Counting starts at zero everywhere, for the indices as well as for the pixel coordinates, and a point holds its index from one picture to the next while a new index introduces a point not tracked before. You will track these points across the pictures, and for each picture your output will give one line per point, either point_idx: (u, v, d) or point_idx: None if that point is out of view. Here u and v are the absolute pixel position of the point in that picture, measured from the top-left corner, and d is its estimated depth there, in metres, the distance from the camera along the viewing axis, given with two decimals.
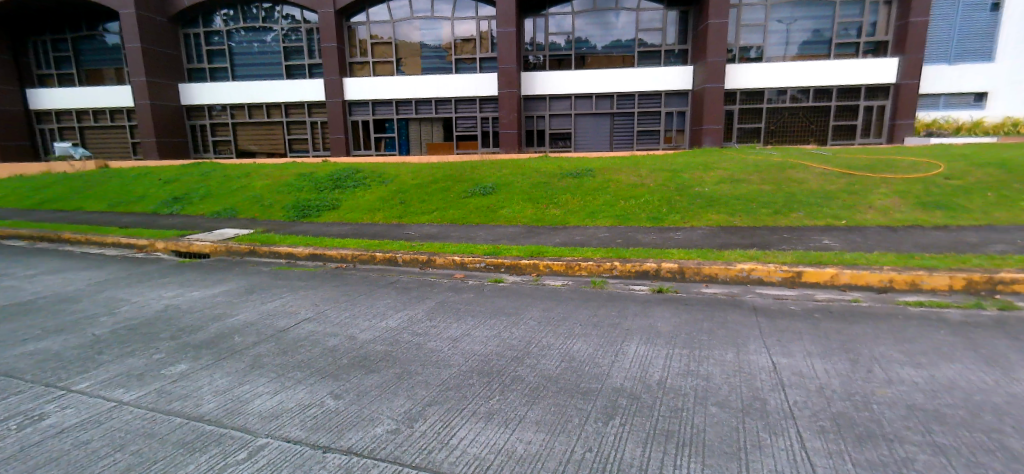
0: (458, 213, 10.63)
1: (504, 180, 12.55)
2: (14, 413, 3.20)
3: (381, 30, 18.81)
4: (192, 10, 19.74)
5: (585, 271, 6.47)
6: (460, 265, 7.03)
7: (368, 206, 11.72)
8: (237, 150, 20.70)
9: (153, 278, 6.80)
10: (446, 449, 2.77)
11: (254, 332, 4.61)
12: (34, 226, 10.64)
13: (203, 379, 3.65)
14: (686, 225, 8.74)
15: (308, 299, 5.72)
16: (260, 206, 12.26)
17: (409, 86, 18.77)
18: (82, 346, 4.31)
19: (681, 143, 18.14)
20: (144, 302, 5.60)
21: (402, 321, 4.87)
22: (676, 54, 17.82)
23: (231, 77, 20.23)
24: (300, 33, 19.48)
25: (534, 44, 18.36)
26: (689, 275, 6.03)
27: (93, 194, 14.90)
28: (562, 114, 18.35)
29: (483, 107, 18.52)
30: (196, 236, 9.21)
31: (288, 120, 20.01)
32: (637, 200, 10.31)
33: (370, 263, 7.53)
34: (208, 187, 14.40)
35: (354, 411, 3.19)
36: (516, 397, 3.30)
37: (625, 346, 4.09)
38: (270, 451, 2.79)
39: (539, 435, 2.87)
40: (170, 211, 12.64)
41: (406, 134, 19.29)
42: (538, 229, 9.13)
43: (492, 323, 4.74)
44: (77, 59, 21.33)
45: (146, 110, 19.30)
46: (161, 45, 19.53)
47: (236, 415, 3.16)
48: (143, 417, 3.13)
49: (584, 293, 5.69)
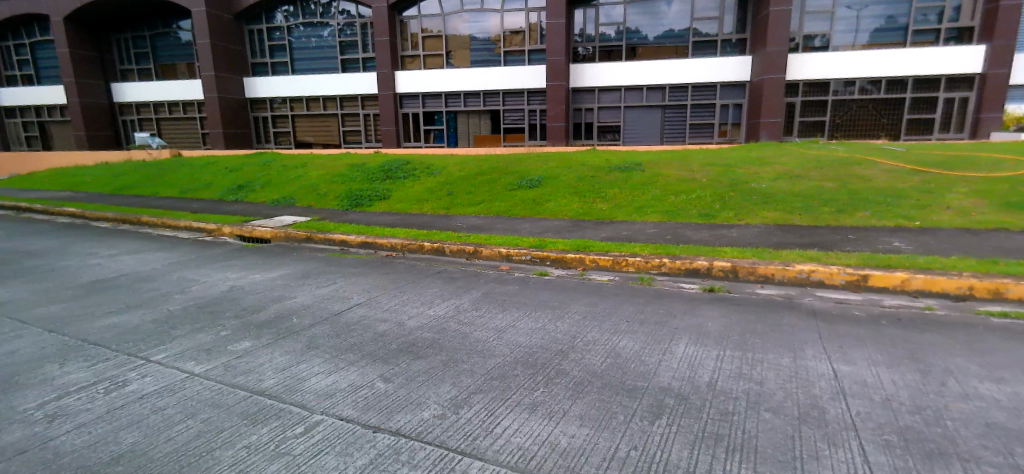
0: (504, 205, 10.69)
1: (551, 173, 12.52)
2: (101, 379, 3.49)
3: (432, 24, 19.05)
4: (255, 7, 20.64)
5: (632, 266, 6.35)
6: (505, 257, 7.09)
7: (417, 196, 11.98)
8: (295, 142, 21.61)
9: (220, 260, 7.23)
10: (490, 437, 2.82)
11: (311, 314, 4.84)
12: (116, 210, 11.48)
13: (264, 357, 3.85)
14: (740, 223, 8.43)
15: (359, 285, 5.93)
16: (315, 195, 12.78)
17: (458, 78, 18.98)
18: (155, 321, 4.63)
19: (736, 137, 17.46)
20: (212, 283, 5.96)
21: (449, 310, 4.97)
22: (734, 44, 17.09)
23: (291, 71, 21.12)
24: (354, 27, 20.03)
25: (583, 35, 18.04)
26: (743, 274, 5.83)
27: (166, 181, 15.98)
28: (611, 107, 18.04)
29: (530, 100, 18.50)
30: (258, 223, 9.70)
31: (342, 113, 20.68)
32: (688, 195, 10.02)
33: (418, 252, 7.70)
34: (268, 177, 15.09)
35: (403, 394, 3.29)
36: (560, 391, 3.31)
37: (672, 344, 4.01)
38: (325, 427, 2.93)
39: (583, 429, 2.87)
40: (235, 198, 13.37)
41: (455, 127, 19.58)
42: (583, 223, 9.06)
43: (537, 316, 4.75)
44: (154, 55, 22.80)
45: (213, 103, 20.43)
46: (228, 41, 20.58)
47: (294, 392, 3.33)
48: (211, 388, 3.35)
49: (631, 289, 5.62)
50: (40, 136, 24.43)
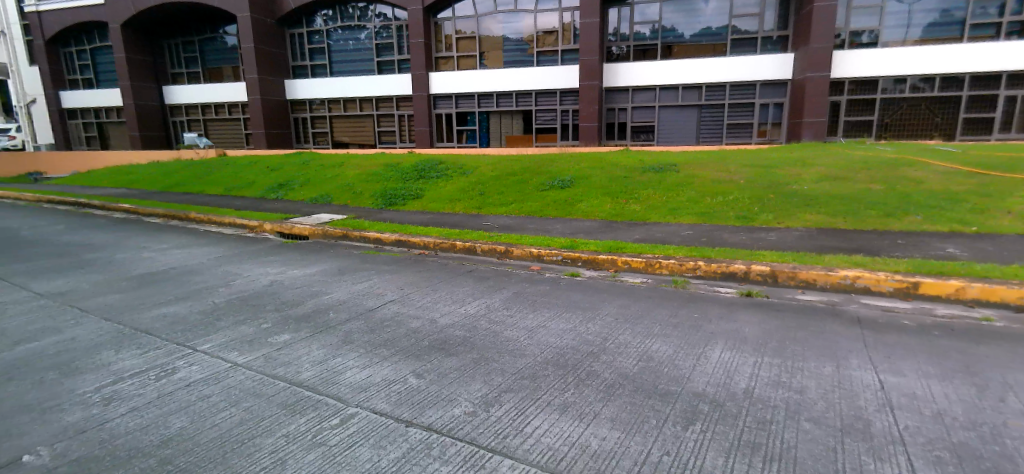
0: (536, 205, 10.68)
1: (584, 173, 12.44)
2: (152, 366, 3.66)
3: (466, 25, 19.20)
4: (296, 12, 21.28)
5: (666, 269, 6.24)
6: (537, 257, 7.08)
7: (450, 196, 12.10)
8: (332, 142, 22.18)
9: (261, 256, 7.49)
10: (521, 437, 2.83)
11: (347, 309, 4.96)
12: (167, 207, 12.02)
13: (303, 350, 3.96)
14: (780, 226, 8.17)
15: (393, 282, 6.04)
16: (351, 194, 13.07)
17: (492, 79, 19.08)
18: (202, 312, 4.84)
19: (776, 137, 16.99)
20: (254, 277, 6.19)
21: (480, 308, 5.01)
22: (774, 41, 16.62)
23: (329, 73, 21.67)
24: (390, 30, 20.40)
25: (617, 35, 17.86)
26: (782, 279, 5.65)
27: (212, 179, 16.64)
28: (645, 106, 17.79)
29: (563, 100, 18.44)
30: (297, 220, 9.99)
31: (378, 113, 21.09)
32: (724, 197, 9.79)
33: (450, 251, 7.78)
34: (307, 176, 15.52)
35: (435, 390, 3.34)
36: (591, 392, 3.28)
37: (707, 350, 3.93)
38: (359, 419, 2.99)
39: (614, 432, 2.84)
40: (276, 196, 13.83)
41: (487, 127, 19.70)
42: (616, 224, 8.98)
43: (568, 317, 4.73)
44: (202, 59, 23.80)
45: (256, 104, 21.15)
46: (271, 45, 21.28)
47: (330, 385, 3.41)
48: (253, 378, 3.47)
49: (664, 292, 5.53)
50: (98, 136, 25.83)
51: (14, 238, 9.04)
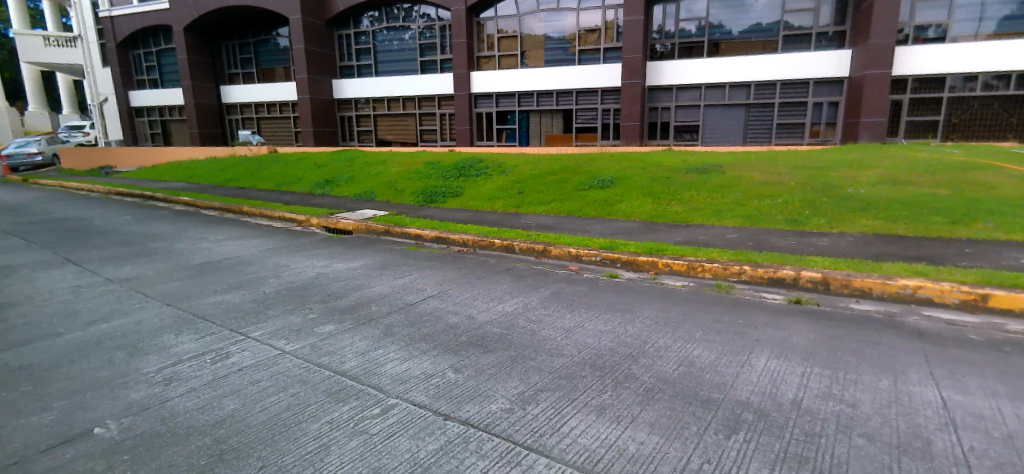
0: (576, 205, 10.62)
1: (625, 173, 12.27)
2: (207, 350, 3.86)
3: (508, 24, 19.26)
4: (344, 13, 21.89)
5: (709, 273, 6.09)
6: (575, 257, 7.03)
7: (489, 194, 12.19)
8: (376, 140, 22.73)
9: (308, 249, 7.77)
10: (557, 436, 2.82)
11: (388, 303, 5.08)
12: (222, 200, 12.62)
13: (346, 341, 4.08)
14: (833, 231, 7.82)
15: (432, 278, 6.14)
16: (393, 191, 13.36)
17: (533, 78, 19.06)
18: (254, 301, 5.07)
19: (830, 138, 16.26)
20: (301, 269, 6.42)
21: (517, 307, 5.02)
22: (830, 37, 15.89)
23: (374, 73, 22.19)
24: (434, 30, 20.69)
25: (661, 32, 17.48)
26: (835, 287, 5.41)
27: (263, 175, 17.35)
28: (690, 106, 17.35)
29: (604, 99, 18.22)
30: (342, 215, 10.29)
31: (420, 112, 21.45)
32: (772, 200, 9.44)
33: (489, 249, 7.83)
34: (352, 172, 15.96)
35: (472, 385, 3.37)
36: (629, 395, 3.24)
37: (751, 357, 3.80)
38: (399, 410, 3.06)
39: (652, 437, 2.80)
40: (322, 192, 14.29)
41: (527, 126, 19.73)
42: (657, 225, 8.82)
43: (607, 318, 4.69)
44: (256, 60, 24.84)
45: (305, 103, 21.91)
46: (320, 46, 21.99)
47: (372, 375, 3.50)
48: (300, 366, 3.60)
49: (707, 296, 5.39)
50: (162, 134, 27.40)
51: (86, 227, 9.71)
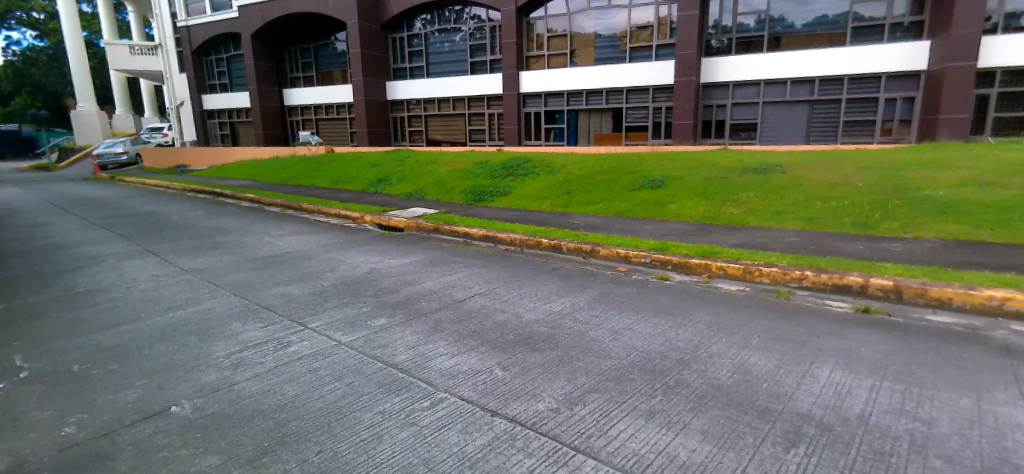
0: (625, 205, 10.44)
1: (677, 173, 11.96)
2: (270, 339, 4.06)
3: (558, 23, 19.17)
4: (398, 17, 22.48)
5: (767, 277, 5.83)
6: (624, 259, 6.90)
7: (537, 193, 12.17)
8: (427, 140, 23.20)
9: (361, 245, 8.02)
10: (605, 439, 2.78)
11: (437, 299, 5.18)
12: (283, 198, 13.25)
13: (398, 334, 4.19)
14: (907, 236, 7.32)
15: (480, 275, 6.20)
16: (443, 190, 13.59)
17: (582, 77, 18.88)
18: (311, 293, 5.29)
19: (905, 136, 15.21)
20: (356, 264, 6.65)
21: (565, 307, 4.99)
22: (905, 27, 14.86)
23: (426, 75, 22.67)
24: (484, 31, 20.88)
25: (718, 27, 16.85)
26: (909, 296, 5.05)
27: (320, 174, 18.06)
28: (748, 103, 16.70)
29: (656, 97, 17.81)
30: (394, 213, 10.56)
31: (469, 112, 21.72)
32: (838, 202, 8.93)
33: (536, 248, 7.82)
34: (403, 172, 16.35)
35: (520, 383, 3.38)
36: (681, 401, 3.15)
37: (813, 368, 3.61)
38: (448, 404, 3.11)
39: (705, 445, 2.71)
40: (375, 190, 14.74)
41: (575, 125, 19.59)
42: (712, 227, 8.53)
43: (657, 321, 4.59)
44: (315, 64, 25.93)
45: (361, 105, 22.66)
46: (375, 49, 22.68)
47: (422, 369, 3.58)
48: (354, 357, 3.73)
49: (764, 302, 5.16)
50: (230, 134, 29.09)
51: (163, 221, 10.44)
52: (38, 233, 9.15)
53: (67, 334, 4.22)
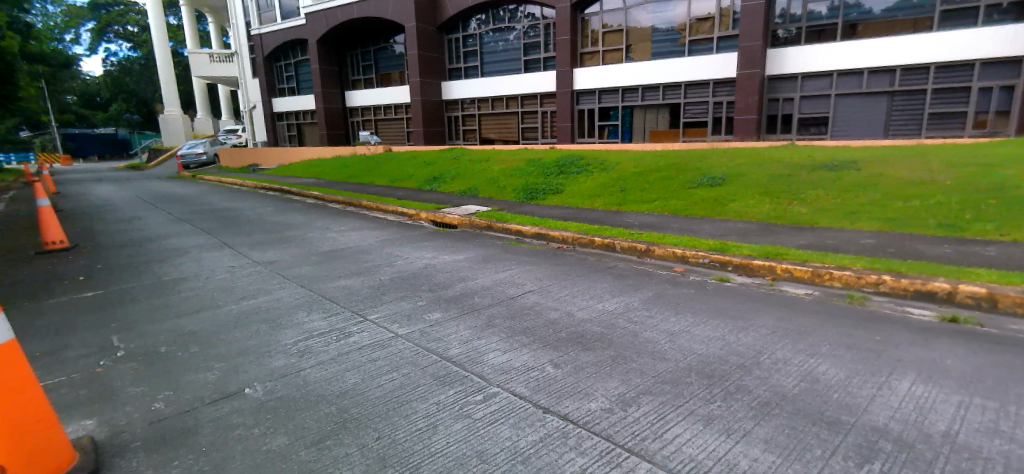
0: (682, 203, 10.13)
1: (740, 171, 11.47)
2: (333, 329, 4.25)
3: (614, 18, 18.84)
4: (454, 18, 22.85)
5: (838, 281, 5.49)
6: (680, 259, 6.71)
7: (591, 191, 12.04)
8: (480, 138, 23.47)
9: (417, 241, 8.23)
10: (660, 442, 2.72)
11: (490, 295, 5.23)
12: (344, 195, 13.81)
13: (452, 329, 4.26)
14: (1003, 239, 6.67)
15: (532, 273, 6.21)
16: (496, 188, 13.70)
17: (638, 72, 18.49)
18: (371, 287, 5.49)
19: (1002, 129, 13.80)
20: (411, 260, 6.82)
21: (619, 306, 4.90)
22: (1005, 9, 13.44)
23: (480, 74, 22.93)
24: (538, 29, 20.82)
25: (786, 16, 16.05)
26: (1005, 305, 4.61)
27: (379, 172, 18.68)
28: (818, 96, 15.80)
29: (716, 91, 17.16)
30: (448, 210, 10.75)
31: (523, 111, 21.79)
32: (921, 201, 8.28)
33: (589, 246, 7.74)
34: (457, 170, 16.63)
35: (572, 382, 3.36)
36: (741, 408, 3.02)
37: (891, 380, 3.37)
38: (500, 399, 3.14)
39: (768, 455, 2.59)
40: (431, 188, 15.08)
41: (630, 122, 19.22)
42: (776, 227, 8.13)
43: (716, 323, 4.43)
44: (375, 67, 26.83)
45: (417, 105, 23.24)
46: (431, 50, 23.17)
47: (476, 363, 3.63)
48: (411, 349, 3.83)
49: (835, 308, 4.85)
50: (296, 135, 30.64)
51: (236, 217, 11.15)
52: (131, 226, 10.02)
53: (155, 318, 4.59)
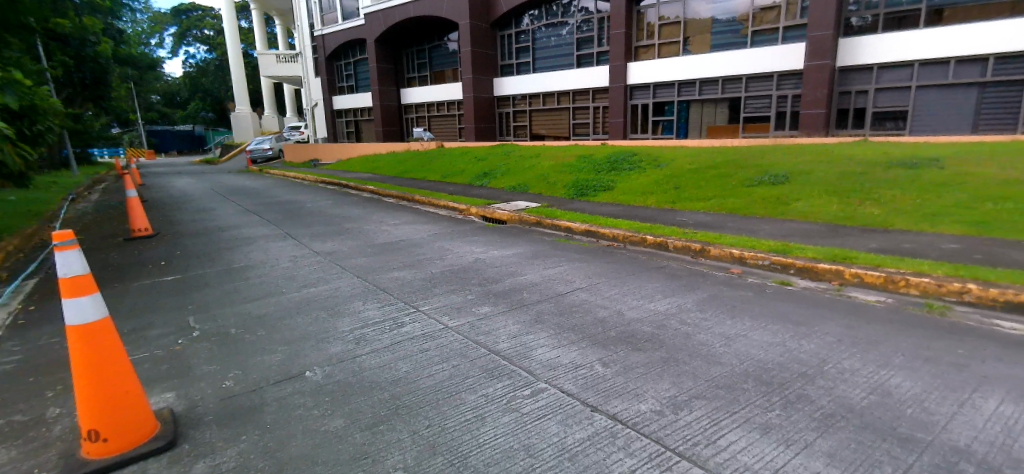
0: (741, 202, 9.73)
1: (805, 168, 10.88)
2: (387, 319, 4.37)
3: (671, 10, 18.27)
4: (507, 14, 22.90)
5: (915, 288, 5.11)
6: (738, 259, 6.45)
7: (643, 188, 11.77)
8: (531, 134, 23.46)
9: (467, 236, 8.33)
10: (713, 448, 2.62)
11: (538, 291, 5.22)
12: (398, 189, 14.17)
13: (501, 323, 4.28)
14: None
15: (582, 270, 6.15)
16: (546, 184, 13.65)
17: (695, 65, 17.90)
18: (422, 279, 5.60)
19: None
20: (461, 254, 6.91)
21: (671, 307, 4.77)
22: None
23: (532, 70, 22.88)
24: (592, 23, 20.52)
25: (860, 2, 15.06)
26: None
27: (431, 168, 19.05)
28: (895, 88, 14.73)
29: (781, 84, 16.36)
30: (498, 206, 10.81)
31: (574, 106, 21.57)
32: (1015, 204, 7.56)
33: (640, 245, 7.58)
34: (508, 165, 16.70)
35: (622, 381, 3.30)
36: (803, 419, 2.86)
37: (975, 397, 3.09)
38: (548, 395, 3.13)
39: (831, 470, 2.44)
40: (481, 183, 15.23)
41: (686, 117, 18.65)
42: (845, 229, 7.65)
43: (775, 328, 4.23)
44: (430, 64, 27.33)
45: (470, 101, 23.51)
46: (484, 47, 23.34)
47: (524, 358, 3.63)
48: (461, 341, 3.88)
49: (911, 317, 4.51)
50: (354, 131, 31.74)
51: (298, 209, 11.69)
52: (205, 216, 10.73)
53: (225, 302, 4.89)
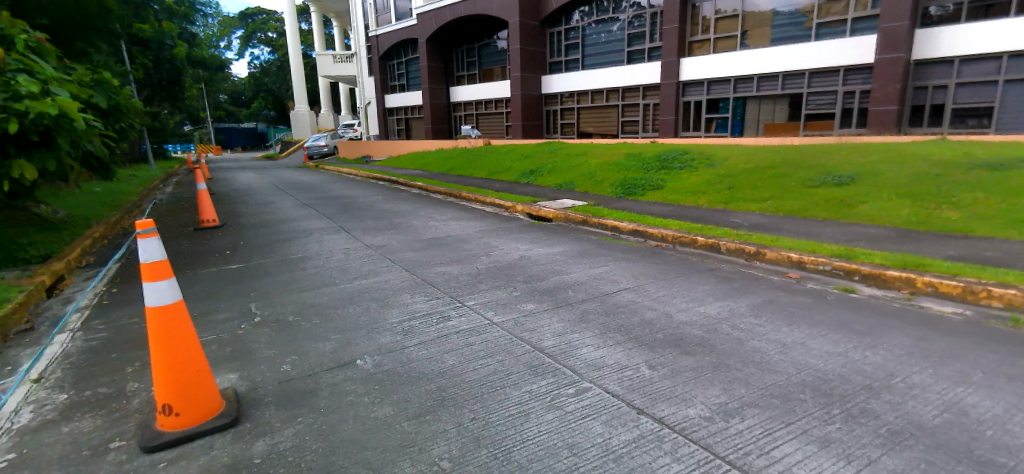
0: (800, 204, 9.27)
1: (872, 169, 10.24)
2: (434, 312, 4.45)
3: (728, 3, 17.60)
4: (557, 11, 22.77)
5: (996, 300, 4.72)
6: (796, 263, 6.16)
7: (694, 188, 11.43)
8: (579, 132, 23.25)
9: (513, 233, 8.36)
10: (766, 459, 2.51)
11: (583, 290, 5.16)
12: (446, 186, 14.39)
13: (545, 321, 4.27)
14: None
15: (628, 270, 6.04)
16: (593, 182, 13.49)
17: (753, 60, 17.20)
18: (468, 275, 5.66)
19: None
20: (507, 251, 6.94)
21: (722, 311, 4.61)
22: None
23: (581, 67, 22.65)
24: (644, 18, 20.06)
25: None
26: None
27: (479, 165, 19.23)
28: (978, 83, 13.61)
29: (847, 79, 15.49)
30: (544, 203, 10.79)
31: (623, 103, 21.18)
32: None
33: (690, 246, 7.37)
34: (555, 163, 16.62)
35: (669, 385, 3.22)
36: (865, 434, 2.70)
37: None
38: (593, 394, 3.09)
39: None
40: (528, 181, 15.24)
41: (742, 114, 17.94)
42: (916, 234, 7.15)
43: (835, 338, 4.01)
44: (479, 62, 27.58)
45: (518, 99, 23.55)
46: (534, 44, 23.32)
47: (568, 357, 3.61)
48: (506, 337, 3.91)
49: (992, 331, 4.17)
50: (404, 129, 32.49)
51: (350, 203, 12.09)
52: (265, 209, 11.28)
53: (283, 291, 5.12)
